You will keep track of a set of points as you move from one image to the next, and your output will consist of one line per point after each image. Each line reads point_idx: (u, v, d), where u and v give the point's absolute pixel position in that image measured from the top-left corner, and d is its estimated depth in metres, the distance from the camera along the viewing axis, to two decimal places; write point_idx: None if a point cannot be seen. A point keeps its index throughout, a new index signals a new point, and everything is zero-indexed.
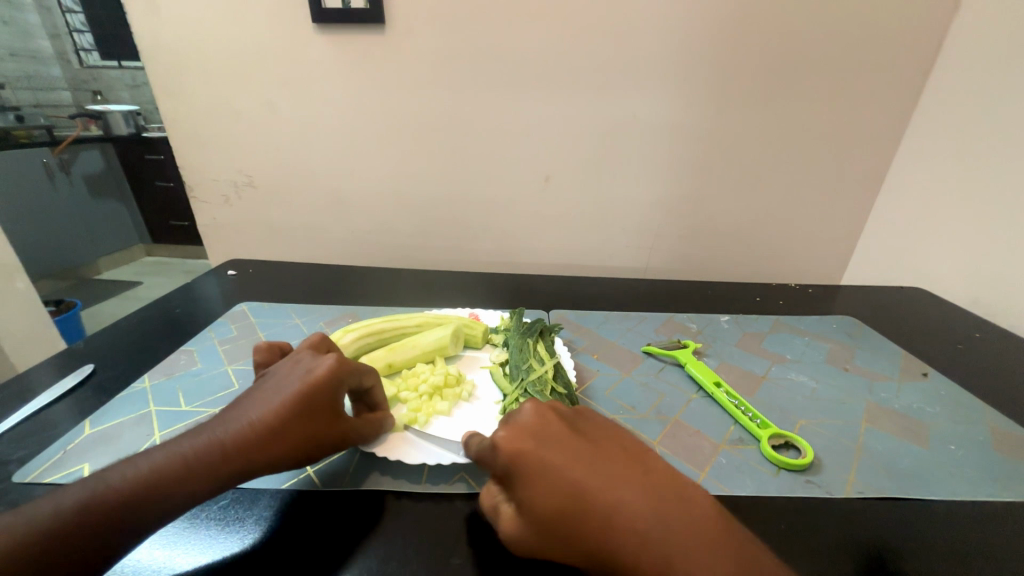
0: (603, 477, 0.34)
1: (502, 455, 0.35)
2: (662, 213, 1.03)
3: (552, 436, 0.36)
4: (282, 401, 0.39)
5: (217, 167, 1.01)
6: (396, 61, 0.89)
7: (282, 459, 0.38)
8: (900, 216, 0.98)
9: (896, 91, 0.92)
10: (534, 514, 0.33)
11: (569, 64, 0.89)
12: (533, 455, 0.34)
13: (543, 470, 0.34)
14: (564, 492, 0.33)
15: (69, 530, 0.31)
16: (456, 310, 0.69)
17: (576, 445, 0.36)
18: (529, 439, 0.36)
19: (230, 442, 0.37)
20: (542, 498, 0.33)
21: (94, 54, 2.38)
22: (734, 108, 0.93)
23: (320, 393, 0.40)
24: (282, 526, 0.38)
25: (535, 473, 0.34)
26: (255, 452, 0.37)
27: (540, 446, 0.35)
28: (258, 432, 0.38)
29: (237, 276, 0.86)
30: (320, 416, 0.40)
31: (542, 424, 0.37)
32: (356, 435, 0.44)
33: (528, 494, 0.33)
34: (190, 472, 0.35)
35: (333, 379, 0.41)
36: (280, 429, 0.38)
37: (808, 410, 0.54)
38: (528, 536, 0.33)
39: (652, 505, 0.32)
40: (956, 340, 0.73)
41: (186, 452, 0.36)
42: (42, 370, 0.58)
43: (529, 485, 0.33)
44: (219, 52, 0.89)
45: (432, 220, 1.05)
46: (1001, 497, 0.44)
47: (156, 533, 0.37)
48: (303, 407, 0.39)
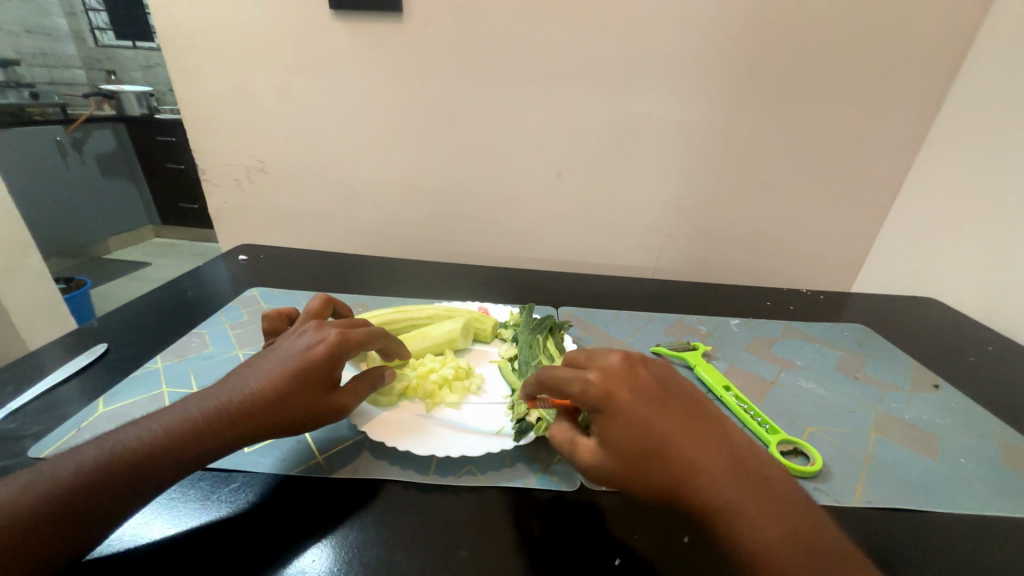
0: (685, 429, 0.36)
1: (593, 393, 0.37)
2: (674, 212, 1.02)
3: (639, 388, 0.37)
4: (282, 371, 0.41)
5: (230, 151, 1.01)
6: (412, 50, 0.88)
7: (280, 429, 0.41)
8: (916, 225, 0.96)
9: (919, 98, 0.90)
10: (611, 449, 0.36)
11: (587, 58, 0.88)
12: (622, 401, 0.36)
13: (630, 416, 0.36)
14: (644, 435, 0.35)
15: (79, 492, 0.33)
16: (466, 303, 0.69)
17: (660, 396, 0.37)
18: (619, 384, 0.37)
19: (235, 408, 0.39)
20: (623, 437, 0.36)
21: (109, 33, 2.38)
22: (752, 108, 0.92)
23: (316, 369, 0.42)
24: (291, 507, 0.39)
25: (621, 417, 0.36)
26: (254, 421, 0.39)
27: (630, 395, 0.37)
28: (262, 399, 0.40)
29: (248, 261, 0.86)
30: (315, 388, 0.42)
31: (632, 373, 0.38)
32: (353, 405, 0.45)
33: (611, 432, 0.36)
34: (199, 432, 0.38)
35: (335, 352, 0.43)
36: (280, 397, 0.40)
37: (817, 417, 0.54)
38: (605, 464, 0.36)
39: (724, 461, 0.35)
40: (969, 353, 0.72)
41: (191, 417, 0.38)
42: (56, 347, 0.58)
43: (616, 423, 0.36)
44: (233, 35, 0.89)
45: (442, 211, 1.04)
46: (1010, 513, 0.43)
47: (165, 511, 0.38)
48: (301, 379, 0.41)
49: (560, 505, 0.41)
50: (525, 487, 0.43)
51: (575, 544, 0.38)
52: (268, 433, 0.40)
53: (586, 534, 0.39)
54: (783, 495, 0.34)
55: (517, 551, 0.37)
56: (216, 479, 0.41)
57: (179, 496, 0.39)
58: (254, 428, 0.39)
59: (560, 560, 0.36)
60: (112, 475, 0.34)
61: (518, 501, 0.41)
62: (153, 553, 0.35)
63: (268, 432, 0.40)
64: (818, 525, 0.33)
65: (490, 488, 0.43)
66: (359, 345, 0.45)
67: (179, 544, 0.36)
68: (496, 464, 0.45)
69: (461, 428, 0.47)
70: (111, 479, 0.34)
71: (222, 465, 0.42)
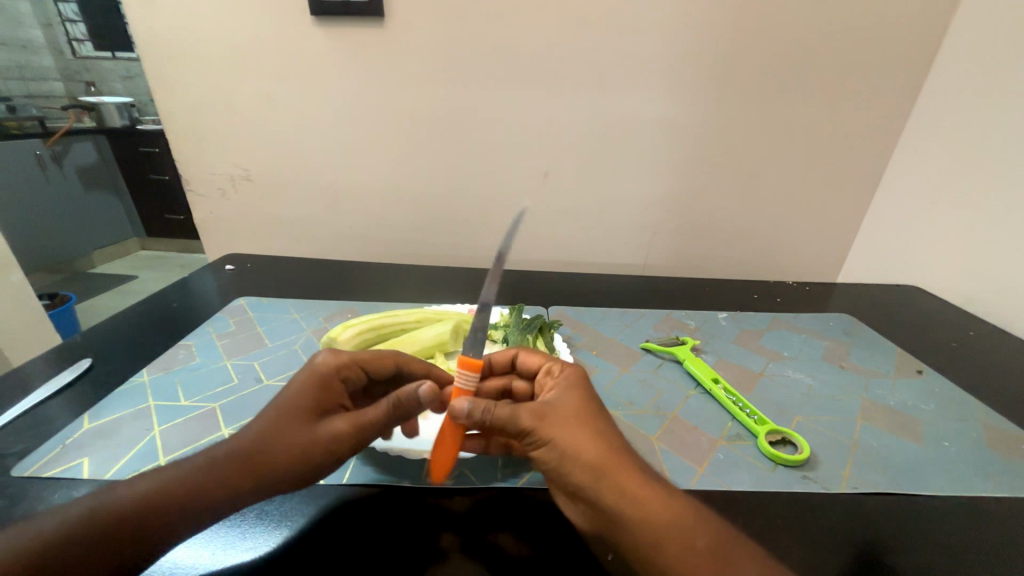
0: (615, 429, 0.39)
1: (569, 368, 0.44)
2: (661, 209, 1.03)
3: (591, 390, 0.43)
4: (266, 415, 0.39)
5: (213, 160, 1.00)
6: (396, 54, 0.88)
7: (276, 475, 0.36)
8: (897, 214, 0.98)
9: (894, 92, 0.93)
10: (560, 406, 0.39)
11: (569, 58, 0.89)
12: (586, 382, 0.42)
13: (588, 391, 0.41)
14: (595, 405, 0.40)
15: (65, 556, 0.30)
16: (456, 306, 0.69)
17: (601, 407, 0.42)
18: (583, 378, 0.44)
19: (229, 455, 0.36)
20: (577, 401, 0.40)
21: (87, 45, 2.34)
22: (734, 104, 0.93)
23: (296, 402, 0.40)
24: (285, 519, 0.39)
25: (582, 387, 0.41)
26: (244, 472, 0.36)
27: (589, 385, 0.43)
28: (258, 442, 0.37)
29: (235, 271, 0.85)
30: (299, 421, 0.39)
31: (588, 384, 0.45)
32: (353, 432, 0.40)
33: (569, 393, 0.41)
34: (192, 491, 0.34)
35: (331, 380, 0.43)
36: (267, 441, 0.37)
37: (804, 406, 0.55)
38: (547, 415, 0.38)
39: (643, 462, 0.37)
40: (951, 338, 0.73)
41: (186, 468, 0.35)
42: (38, 363, 0.57)
43: (577, 390, 0.41)
44: (214, 43, 0.88)
45: (430, 215, 1.04)
46: (993, 493, 0.44)
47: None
48: (283, 415, 0.39)
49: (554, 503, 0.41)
50: (518, 486, 0.43)
51: (570, 542, 0.38)
52: (266, 484, 0.36)
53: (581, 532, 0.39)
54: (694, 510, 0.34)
55: (512, 551, 0.37)
56: None
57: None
58: (248, 481, 0.35)
59: (556, 558, 0.37)
60: (100, 540, 0.31)
61: (513, 502, 0.41)
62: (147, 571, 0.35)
63: (265, 477, 0.36)
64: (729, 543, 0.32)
65: (484, 489, 0.43)
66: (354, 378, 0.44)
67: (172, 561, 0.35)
68: (489, 466, 0.45)
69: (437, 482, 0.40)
70: (103, 539, 0.31)
71: None
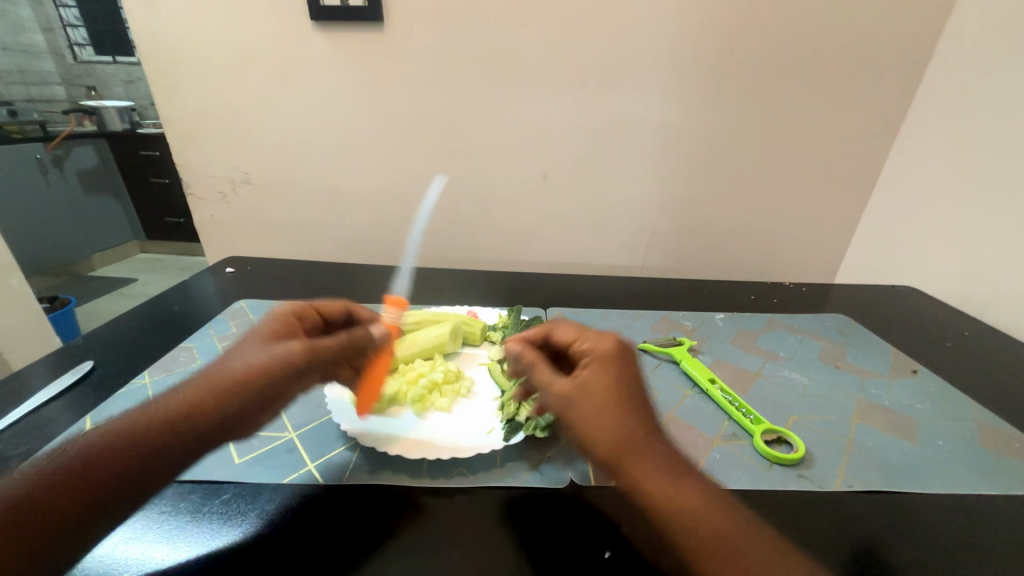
0: (647, 414, 0.42)
1: (602, 349, 0.45)
2: (659, 211, 1.04)
3: (627, 369, 0.45)
4: (236, 348, 0.47)
5: (214, 164, 1.00)
6: (396, 58, 0.89)
7: (229, 386, 0.43)
8: (893, 216, 0.99)
9: (888, 95, 0.94)
10: (586, 393, 0.42)
11: (567, 61, 0.89)
12: (619, 365, 0.44)
13: (618, 375, 0.43)
14: (623, 393, 0.42)
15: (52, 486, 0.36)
16: (455, 308, 0.69)
17: (639, 387, 0.44)
18: (620, 356, 0.45)
19: (181, 392, 0.43)
20: (604, 388, 0.42)
21: (88, 49, 2.35)
22: (731, 106, 0.94)
23: (258, 335, 0.48)
24: (284, 518, 0.39)
25: (611, 371, 0.44)
26: (203, 390, 0.43)
27: (622, 366, 0.44)
28: (213, 374, 0.44)
29: (236, 273, 0.86)
30: (257, 346, 0.46)
31: (630, 359, 0.46)
32: (298, 351, 0.45)
33: (596, 378, 0.43)
34: (159, 416, 0.41)
35: (283, 321, 0.50)
36: (229, 363, 0.45)
37: (800, 406, 0.55)
38: (572, 400, 0.42)
39: (667, 452, 0.40)
40: (946, 339, 0.74)
41: (134, 415, 0.41)
42: (40, 366, 0.58)
43: (605, 373, 0.43)
44: (215, 47, 0.89)
45: (430, 217, 1.05)
46: (986, 491, 0.45)
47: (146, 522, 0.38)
48: (244, 346, 0.47)
49: (551, 501, 0.42)
50: (516, 486, 0.43)
51: (566, 540, 0.38)
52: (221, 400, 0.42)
53: (576, 530, 0.39)
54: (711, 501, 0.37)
55: (510, 548, 0.37)
56: (206, 492, 0.41)
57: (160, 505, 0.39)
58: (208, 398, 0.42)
59: (552, 555, 0.37)
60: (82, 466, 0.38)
61: (510, 501, 0.42)
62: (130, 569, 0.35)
63: (222, 400, 0.42)
64: (736, 534, 0.35)
65: (482, 488, 0.43)
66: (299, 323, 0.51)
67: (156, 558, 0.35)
68: (488, 465, 0.45)
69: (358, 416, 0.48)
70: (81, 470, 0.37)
71: (213, 477, 0.42)
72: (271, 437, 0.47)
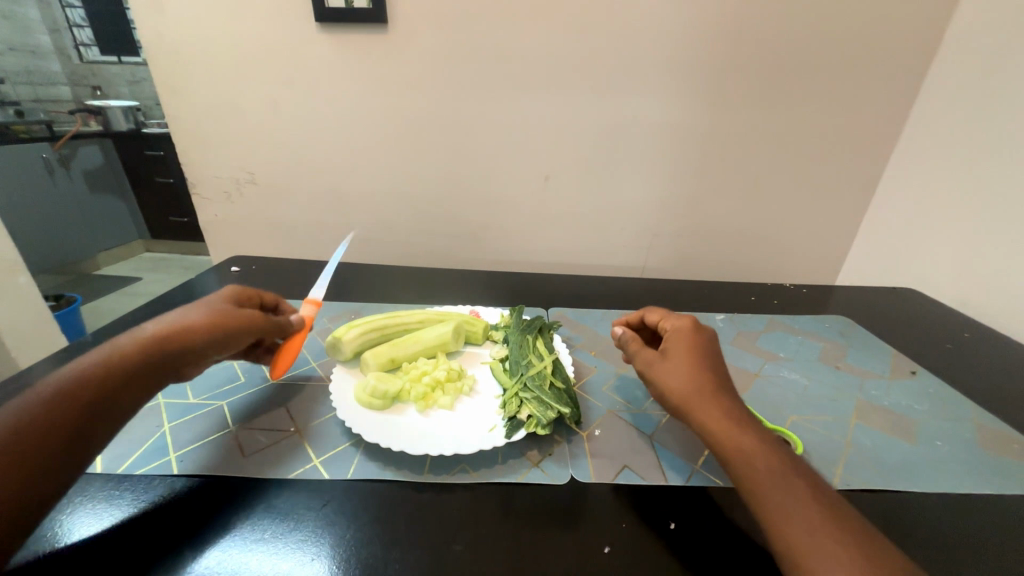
0: (720, 375, 0.46)
1: (680, 323, 0.51)
2: (660, 212, 1.04)
3: (705, 339, 0.49)
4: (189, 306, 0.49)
5: (219, 164, 1.01)
6: (400, 60, 0.90)
7: (193, 331, 0.45)
8: (894, 218, 0.99)
9: (890, 97, 0.94)
10: (666, 357, 0.48)
11: (570, 63, 0.90)
12: (696, 335, 0.49)
13: (694, 342, 0.48)
14: (699, 355, 0.47)
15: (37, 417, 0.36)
16: (457, 307, 0.70)
17: (715, 355, 0.48)
18: (698, 330, 0.50)
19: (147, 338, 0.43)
20: (681, 351, 0.47)
21: (94, 49, 2.37)
22: (733, 108, 0.94)
23: (215, 300, 0.51)
24: (291, 512, 0.40)
25: (686, 339, 0.49)
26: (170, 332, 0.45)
27: (701, 337, 0.49)
28: (174, 320, 0.46)
29: (241, 272, 0.87)
30: (217, 307, 0.49)
31: (708, 333, 0.50)
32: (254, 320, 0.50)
33: (674, 344, 0.48)
34: (130, 352, 0.42)
35: (237, 295, 0.53)
36: (191, 312, 0.47)
37: (800, 406, 0.56)
38: (653, 364, 0.48)
39: (736, 405, 0.43)
40: (946, 340, 0.74)
41: (102, 350, 0.42)
42: (49, 363, 0.59)
43: (680, 340, 0.48)
44: (221, 49, 0.90)
45: (433, 218, 1.06)
46: (983, 490, 0.45)
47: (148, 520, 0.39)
48: (203, 305, 0.49)
49: (551, 497, 0.42)
50: (518, 483, 0.44)
51: (567, 536, 0.39)
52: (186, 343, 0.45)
53: (577, 526, 0.40)
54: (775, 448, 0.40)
55: (511, 542, 0.38)
56: (214, 485, 0.42)
57: (164, 503, 0.40)
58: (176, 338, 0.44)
59: (552, 549, 0.38)
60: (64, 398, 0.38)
61: (512, 496, 0.42)
62: (125, 565, 0.35)
63: (189, 338, 0.45)
64: (792, 475, 0.37)
65: (484, 484, 0.43)
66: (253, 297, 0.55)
67: (151, 556, 0.36)
68: (490, 462, 0.46)
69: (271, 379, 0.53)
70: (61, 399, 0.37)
71: (221, 472, 0.43)
72: (277, 434, 0.48)
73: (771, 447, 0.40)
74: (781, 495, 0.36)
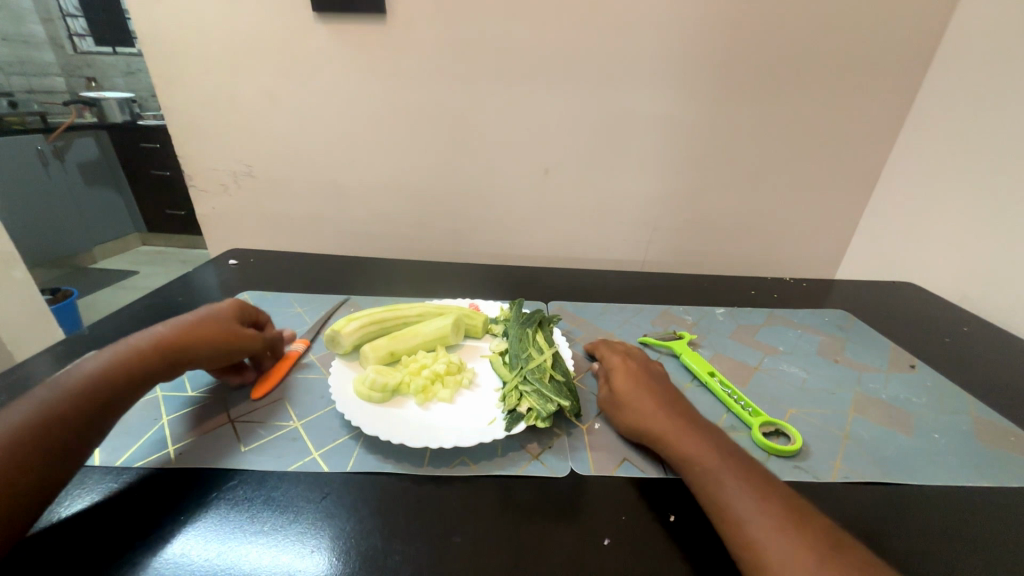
0: (664, 395, 0.49)
1: (617, 359, 0.55)
2: (660, 205, 1.04)
3: (643, 369, 0.53)
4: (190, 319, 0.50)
5: (216, 156, 1.00)
6: (398, 51, 0.89)
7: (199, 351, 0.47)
8: (894, 212, 0.99)
9: (892, 90, 0.93)
10: (613, 391, 0.51)
11: (570, 55, 0.89)
12: (634, 367, 0.53)
13: (634, 373, 0.52)
14: (641, 383, 0.51)
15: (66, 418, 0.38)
16: (457, 301, 0.70)
17: (656, 380, 0.52)
18: (634, 362, 0.54)
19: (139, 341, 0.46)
20: (624, 383, 0.51)
21: (89, 40, 2.34)
22: (734, 101, 0.94)
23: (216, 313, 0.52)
24: (289, 507, 0.40)
25: (626, 371, 0.53)
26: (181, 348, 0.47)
27: (639, 368, 0.53)
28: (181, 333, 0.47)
29: (238, 265, 0.86)
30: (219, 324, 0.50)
31: (644, 364, 0.54)
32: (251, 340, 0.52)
33: (618, 377, 0.52)
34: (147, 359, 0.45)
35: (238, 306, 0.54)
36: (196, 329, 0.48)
37: (798, 399, 0.56)
38: (606, 398, 0.51)
39: (682, 417, 0.46)
40: (945, 335, 0.74)
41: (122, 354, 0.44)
42: (47, 356, 0.58)
43: (621, 373, 0.52)
44: (217, 39, 0.88)
45: (432, 211, 1.05)
46: (980, 483, 0.45)
47: (141, 517, 0.38)
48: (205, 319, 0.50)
49: (551, 490, 0.42)
50: (517, 475, 0.44)
51: (568, 529, 0.39)
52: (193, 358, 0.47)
53: (577, 519, 0.40)
54: (727, 449, 0.43)
55: (509, 536, 0.38)
56: (214, 479, 0.42)
57: (157, 500, 0.40)
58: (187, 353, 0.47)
59: (552, 541, 0.38)
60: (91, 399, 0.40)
61: (511, 489, 0.42)
62: (124, 558, 0.35)
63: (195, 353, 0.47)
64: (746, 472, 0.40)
65: (484, 477, 0.43)
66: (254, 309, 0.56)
67: (149, 551, 0.36)
68: (489, 455, 0.46)
69: (252, 399, 0.51)
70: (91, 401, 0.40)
71: (220, 465, 0.43)
72: (276, 426, 0.48)
73: (720, 448, 0.43)
74: (735, 496, 0.38)
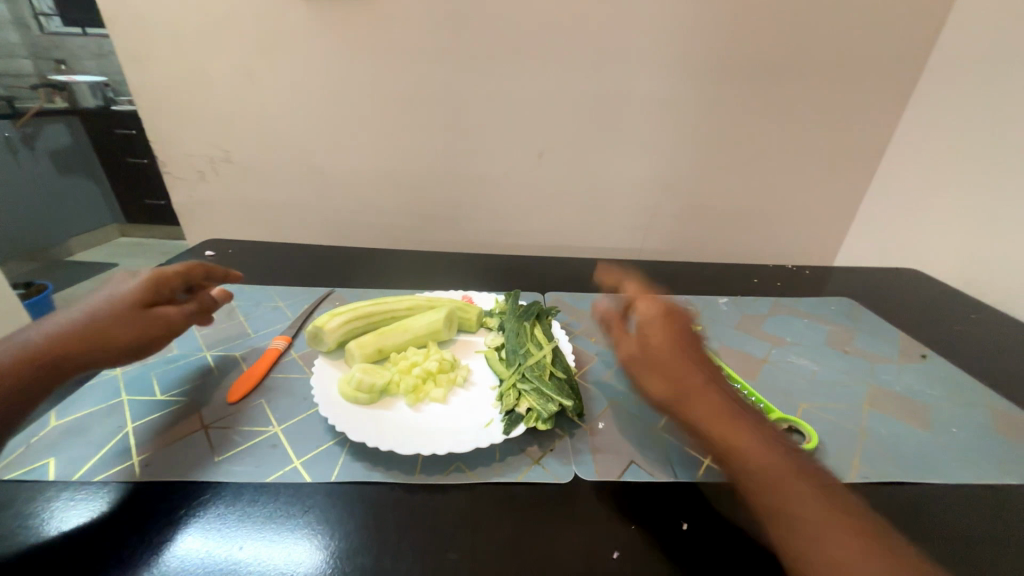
0: (709, 371, 0.46)
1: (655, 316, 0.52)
2: (659, 191, 1.00)
3: (683, 334, 0.50)
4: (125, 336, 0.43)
5: (190, 140, 0.94)
6: (384, 26, 0.84)
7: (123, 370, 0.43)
8: (898, 196, 0.97)
9: (898, 70, 0.90)
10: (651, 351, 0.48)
11: (567, 31, 0.84)
12: (673, 329, 0.50)
13: (674, 336, 0.49)
14: (680, 351, 0.47)
15: None
16: (449, 293, 0.66)
17: (696, 348, 0.48)
18: (671, 323, 0.51)
19: (50, 329, 0.41)
20: (664, 345, 0.48)
21: (56, 19, 2.20)
22: (737, 80, 0.90)
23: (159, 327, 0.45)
24: (267, 522, 0.36)
25: (664, 332, 0.49)
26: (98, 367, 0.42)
27: (679, 330, 0.50)
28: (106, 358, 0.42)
29: (217, 257, 0.81)
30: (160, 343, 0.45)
31: (684, 327, 0.51)
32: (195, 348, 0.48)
33: (655, 337, 0.49)
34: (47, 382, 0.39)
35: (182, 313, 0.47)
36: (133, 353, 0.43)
37: (810, 393, 0.53)
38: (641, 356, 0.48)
39: (731, 403, 0.43)
40: (954, 322, 0.72)
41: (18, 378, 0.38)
42: None
43: (659, 334, 0.49)
44: (187, 12, 0.82)
45: (422, 198, 1.00)
46: (1003, 480, 0.44)
47: (100, 540, 0.35)
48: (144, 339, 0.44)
49: (554, 497, 0.39)
50: (517, 482, 0.41)
51: (573, 540, 0.36)
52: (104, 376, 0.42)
53: (582, 530, 0.37)
54: (787, 450, 0.39)
55: (510, 549, 0.35)
56: (183, 493, 0.38)
57: (120, 518, 0.36)
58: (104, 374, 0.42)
59: (557, 555, 0.35)
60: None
61: (511, 497, 0.39)
62: None
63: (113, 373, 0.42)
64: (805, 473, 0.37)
65: (481, 484, 0.40)
66: (175, 275, 0.49)
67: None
68: (486, 459, 0.43)
69: (229, 402, 0.47)
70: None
71: (191, 477, 0.40)
72: (254, 432, 0.44)
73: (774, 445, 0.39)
74: (795, 499, 0.35)
